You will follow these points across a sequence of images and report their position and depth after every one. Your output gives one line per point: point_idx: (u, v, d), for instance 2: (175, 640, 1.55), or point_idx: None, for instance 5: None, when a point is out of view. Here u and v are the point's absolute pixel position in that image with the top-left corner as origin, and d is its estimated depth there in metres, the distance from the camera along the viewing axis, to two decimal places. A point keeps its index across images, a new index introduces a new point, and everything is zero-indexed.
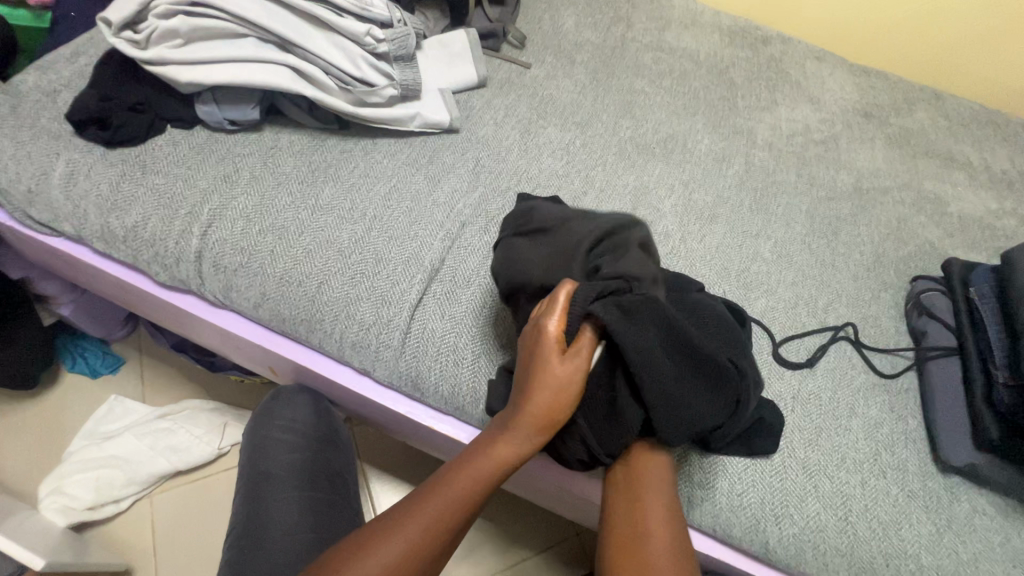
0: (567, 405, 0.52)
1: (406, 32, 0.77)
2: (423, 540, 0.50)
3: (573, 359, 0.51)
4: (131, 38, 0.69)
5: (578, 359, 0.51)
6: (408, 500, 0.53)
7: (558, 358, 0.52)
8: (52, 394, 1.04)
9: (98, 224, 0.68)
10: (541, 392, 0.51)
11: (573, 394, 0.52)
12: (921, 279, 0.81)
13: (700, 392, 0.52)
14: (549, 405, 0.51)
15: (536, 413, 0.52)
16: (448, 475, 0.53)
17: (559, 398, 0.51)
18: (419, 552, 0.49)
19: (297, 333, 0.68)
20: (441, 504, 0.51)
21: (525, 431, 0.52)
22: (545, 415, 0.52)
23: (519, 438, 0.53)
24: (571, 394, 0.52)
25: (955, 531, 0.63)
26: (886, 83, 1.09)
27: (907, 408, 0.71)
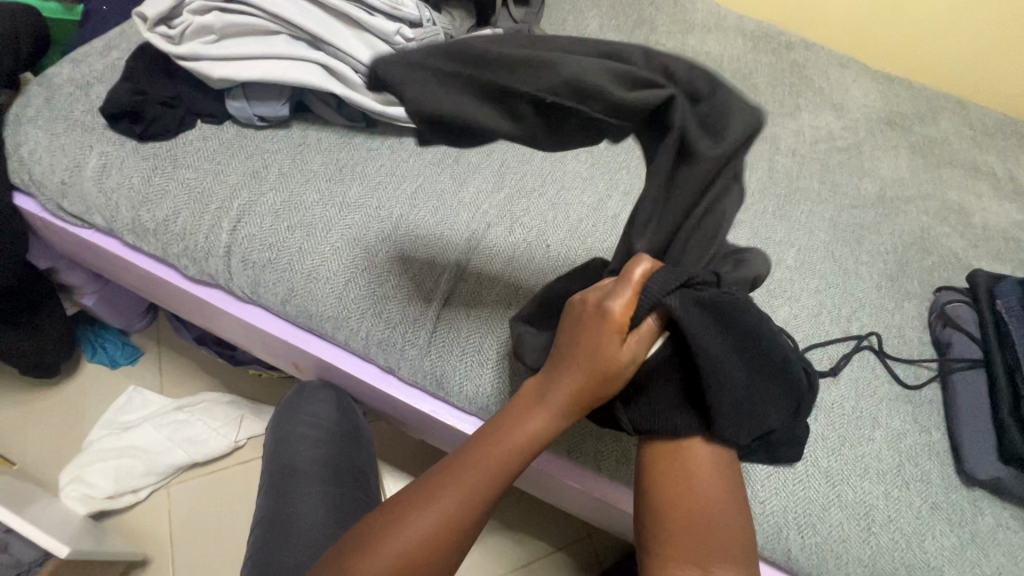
0: (615, 390, 0.48)
1: (435, 32, 0.77)
2: (448, 526, 0.47)
3: (633, 346, 0.47)
4: (166, 34, 0.69)
5: (637, 348, 0.47)
6: (441, 470, 0.49)
7: (614, 339, 0.46)
8: (73, 383, 1.05)
9: (129, 218, 0.69)
10: (585, 372, 0.47)
11: (624, 379, 0.48)
12: (944, 289, 0.80)
13: (769, 400, 0.48)
14: (591, 387, 0.47)
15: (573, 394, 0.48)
16: (472, 454, 0.49)
17: (604, 381, 0.47)
18: (456, 531, 0.47)
19: (323, 329, 0.68)
20: (466, 488, 0.48)
21: (560, 410, 0.48)
22: (584, 395, 0.47)
23: (552, 416, 0.49)
24: (622, 378, 0.47)
25: (978, 544, 0.62)
26: (910, 91, 1.08)
27: (930, 419, 0.70)
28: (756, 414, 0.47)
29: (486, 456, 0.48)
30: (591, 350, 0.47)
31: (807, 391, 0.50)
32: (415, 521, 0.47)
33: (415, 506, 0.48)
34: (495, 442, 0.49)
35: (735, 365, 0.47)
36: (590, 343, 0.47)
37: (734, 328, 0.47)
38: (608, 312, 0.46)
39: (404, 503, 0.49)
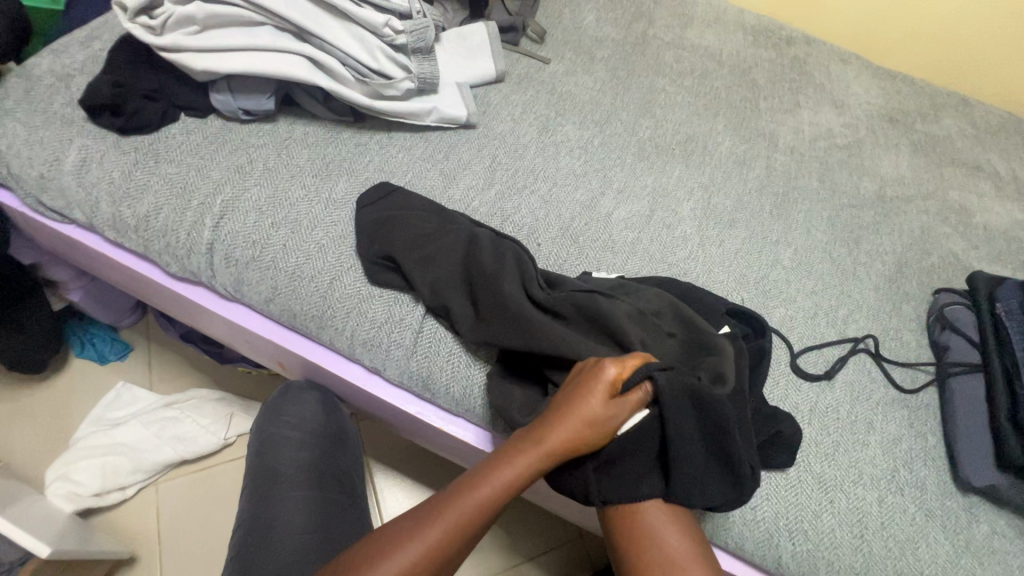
0: (598, 442, 0.52)
1: (426, 23, 0.75)
2: (428, 560, 0.49)
3: (618, 406, 0.51)
4: (147, 24, 0.67)
5: (621, 409, 0.52)
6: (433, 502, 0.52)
7: (603, 400, 0.51)
8: (61, 379, 1.04)
9: (110, 213, 0.67)
10: (575, 424, 0.51)
11: (606, 433, 0.52)
12: (943, 291, 0.79)
13: (713, 482, 0.54)
14: (573, 439, 0.51)
15: (558, 445, 0.51)
16: (460, 492, 0.51)
17: (588, 434, 0.51)
18: (438, 558, 0.49)
19: (308, 329, 0.67)
20: (454, 519, 0.50)
21: (546, 456, 0.51)
22: (568, 446, 0.51)
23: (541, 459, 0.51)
24: (605, 432, 0.52)
25: (973, 552, 0.61)
26: (912, 88, 1.06)
27: (926, 424, 0.69)
28: (701, 485, 0.54)
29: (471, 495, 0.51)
30: (581, 404, 0.51)
31: (754, 482, 0.55)
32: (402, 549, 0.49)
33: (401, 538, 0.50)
34: (481, 481, 0.51)
35: (692, 447, 0.53)
36: (579, 400, 0.51)
37: (707, 415, 0.53)
38: (602, 375, 0.52)
39: (389, 539, 0.50)
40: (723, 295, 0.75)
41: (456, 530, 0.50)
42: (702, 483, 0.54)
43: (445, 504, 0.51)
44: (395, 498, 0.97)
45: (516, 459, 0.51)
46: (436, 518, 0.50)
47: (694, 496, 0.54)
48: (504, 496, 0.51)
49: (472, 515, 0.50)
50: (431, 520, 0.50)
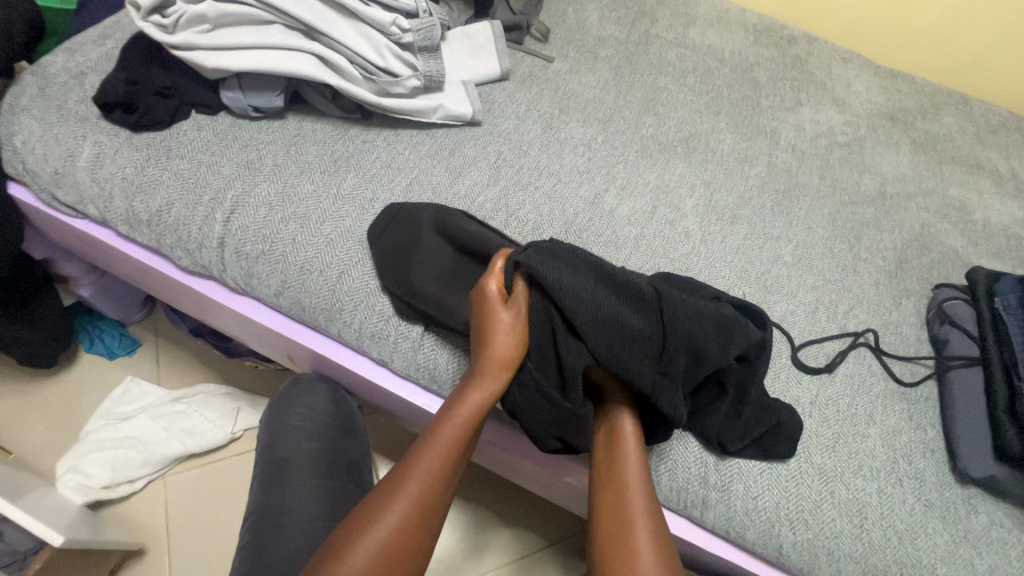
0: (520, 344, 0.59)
1: (431, 23, 0.76)
2: (418, 512, 0.52)
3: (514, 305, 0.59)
4: (160, 23, 0.69)
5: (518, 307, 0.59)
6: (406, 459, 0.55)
7: (499, 307, 0.59)
8: (70, 374, 1.05)
9: (123, 208, 0.69)
10: (494, 337, 0.58)
11: (521, 335, 0.59)
12: (942, 286, 0.80)
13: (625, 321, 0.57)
14: (500, 350, 0.58)
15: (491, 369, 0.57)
16: (424, 446, 0.55)
17: (508, 343, 0.58)
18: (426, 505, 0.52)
19: (317, 322, 0.68)
20: (430, 466, 0.54)
21: (486, 380, 0.57)
22: (499, 366, 0.57)
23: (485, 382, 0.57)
24: (520, 333, 0.59)
25: (972, 542, 0.62)
26: (913, 86, 1.07)
27: (926, 417, 0.70)
28: (613, 325, 0.57)
29: (432, 443, 0.54)
30: (490, 318, 0.59)
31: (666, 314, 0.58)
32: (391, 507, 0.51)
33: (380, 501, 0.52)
34: (440, 424, 0.56)
35: (609, 322, 0.57)
36: (486, 319, 0.59)
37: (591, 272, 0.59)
38: (489, 290, 0.60)
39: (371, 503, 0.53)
40: (725, 290, 0.76)
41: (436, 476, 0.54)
42: (632, 356, 0.57)
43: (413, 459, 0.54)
44: None
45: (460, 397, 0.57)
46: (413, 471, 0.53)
47: (610, 339, 0.57)
48: (463, 434, 0.56)
49: (441, 461, 0.54)
50: (407, 474, 0.53)
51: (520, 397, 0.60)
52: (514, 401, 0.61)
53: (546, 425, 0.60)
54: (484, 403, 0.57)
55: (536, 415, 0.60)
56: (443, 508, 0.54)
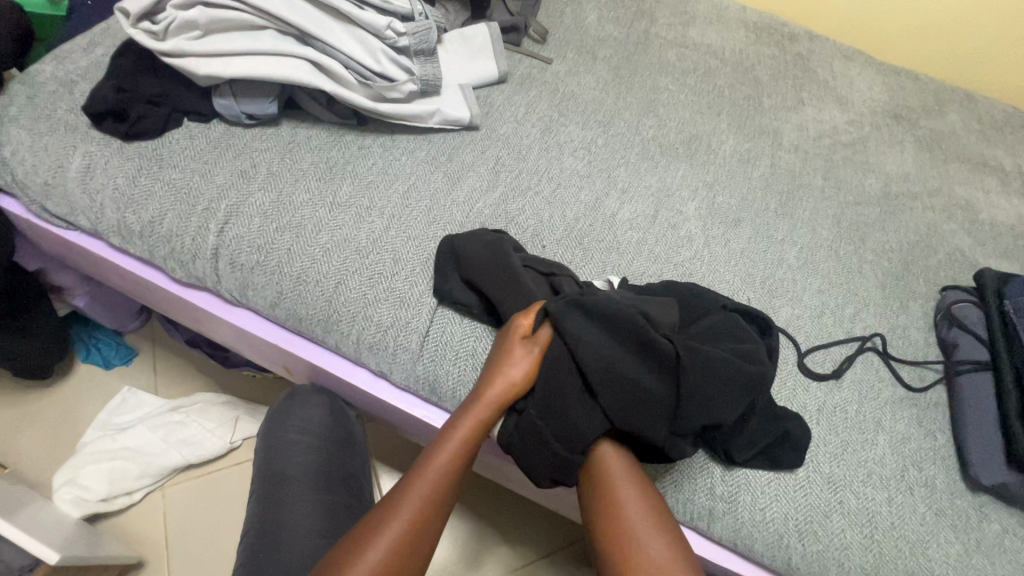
0: (524, 385, 0.57)
1: (427, 25, 0.75)
2: (401, 552, 0.50)
3: (531, 346, 0.58)
4: (149, 30, 0.67)
5: (536, 349, 0.58)
6: (393, 495, 0.54)
7: (521, 343, 0.59)
8: (66, 385, 1.04)
9: (115, 219, 0.67)
10: (499, 377, 0.57)
11: (528, 377, 0.57)
12: (950, 289, 0.78)
13: (646, 382, 0.57)
14: (505, 390, 0.56)
15: (499, 395, 0.56)
16: (421, 466, 0.55)
17: (512, 383, 0.57)
18: (409, 546, 0.51)
19: (314, 333, 0.67)
20: (414, 505, 0.52)
21: (480, 416, 0.56)
22: (510, 394, 0.57)
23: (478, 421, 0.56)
24: (528, 374, 0.57)
25: (984, 551, 0.61)
26: (916, 84, 1.06)
27: (935, 422, 0.69)
28: (633, 388, 0.56)
29: (429, 464, 0.54)
30: (501, 357, 0.59)
31: (692, 376, 0.56)
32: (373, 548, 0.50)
33: (365, 539, 0.50)
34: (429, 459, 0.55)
35: (627, 378, 0.56)
36: (506, 352, 0.58)
37: (612, 328, 0.58)
38: (515, 329, 0.60)
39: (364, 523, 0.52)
40: (728, 295, 0.74)
41: (421, 513, 0.53)
42: (647, 414, 0.56)
43: (409, 478, 0.54)
44: None
45: (461, 419, 0.57)
46: (399, 508, 0.52)
47: (627, 405, 0.56)
48: (461, 455, 0.55)
49: (438, 482, 0.54)
50: (391, 514, 0.52)
51: (522, 445, 0.58)
52: (513, 445, 0.58)
53: (541, 470, 0.57)
54: (487, 425, 0.56)
55: (535, 461, 0.57)
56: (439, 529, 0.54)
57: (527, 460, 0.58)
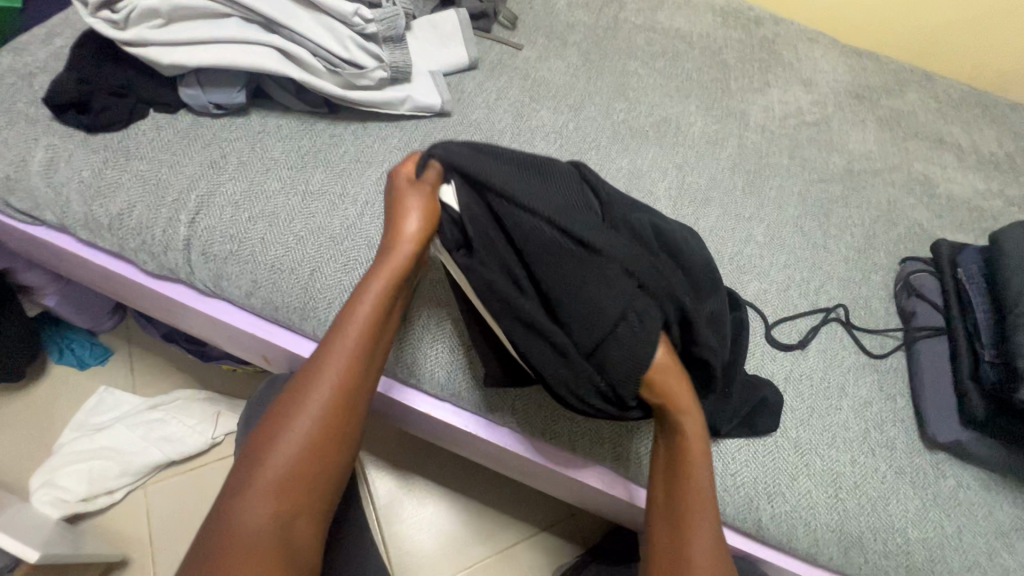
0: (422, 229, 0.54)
1: (394, 12, 0.76)
2: (325, 415, 0.52)
3: (419, 189, 0.55)
4: (109, 19, 0.66)
5: (422, 191, 0.55)
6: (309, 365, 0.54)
7: (408, 190, 0.55)
8: (40, 386, 1.02)
9: (82, 213, 0.67)
10: (391, 228, 0.54)
11: (426, 219, 0.54)
12: (910, 259, 0.81)
13: (575, 208, 0.55)
14: (405, 241, 0.54)
15: (393, 270, 0.54)
16: (332, 334, 0.54)
17: (410, 231, 0.54)
18: (333, 410, 0.52)
19: (291, 321, 0.67)
20: (331, 373, 0.53)
21: (385, 276, 0.54)
22: (399, 266, 0.54)
23: (380, 281, 0.54)
24: (426, 218, 0.54)
25: (940, 505, 0.64)
26: (877, 64, 1.09)
27: (895, 387, 0.72)
28: (570, 210, 0.54)
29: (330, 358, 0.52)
30: (392, 206, 0.55)
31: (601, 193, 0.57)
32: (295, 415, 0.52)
33: (288, 412, 0.52)
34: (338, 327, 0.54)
35: (563, 204, 0.54)
36: (398, 204, 0.55)
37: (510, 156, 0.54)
38: (398, 176, 0.56)
39: (275, 419, 0.52)
40: None
41: (337, 380, 0.53)
42: (604, 236, 0.53)
43: (315, 373, 0.53)
44: (387, 488, 1.04)
45: (359, 303, 0.54)
46: (316, 376, 0.53)
47: (582, 229, 0.53)
48: (371, 322, 0.54)
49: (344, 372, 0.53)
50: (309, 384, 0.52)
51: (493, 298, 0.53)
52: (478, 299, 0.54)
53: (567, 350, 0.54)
54: (387, 303, 0.54)
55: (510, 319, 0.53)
56: (362, 413, 0.55)
57: (536, 338, 0.54)
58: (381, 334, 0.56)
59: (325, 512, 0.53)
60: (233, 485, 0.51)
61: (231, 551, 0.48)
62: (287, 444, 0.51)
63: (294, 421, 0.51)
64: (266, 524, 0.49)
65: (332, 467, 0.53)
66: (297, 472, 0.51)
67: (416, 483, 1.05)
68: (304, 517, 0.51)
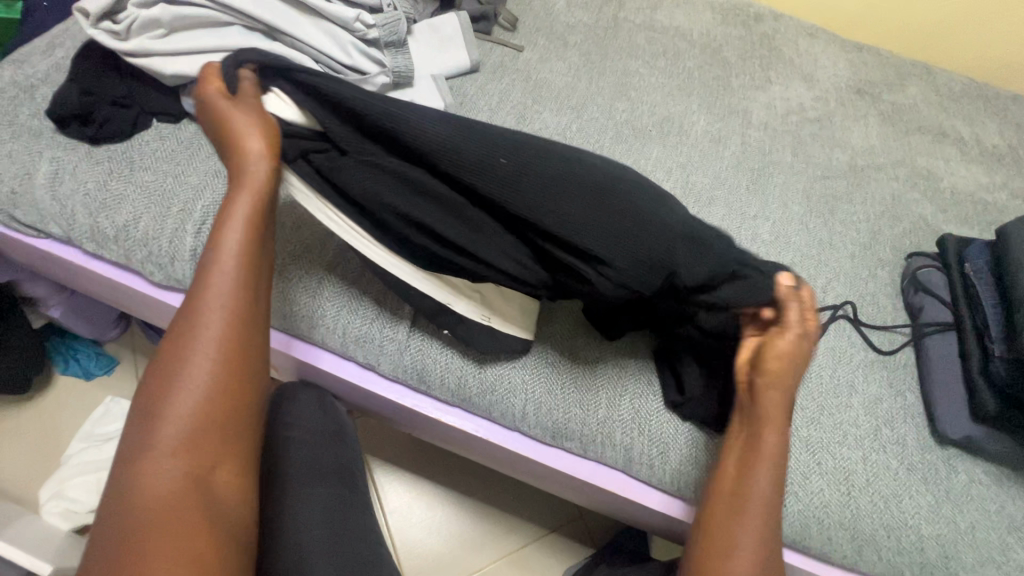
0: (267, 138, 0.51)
1: (395, 17, 0.76)
2: (221, 354, 0.50)
3: (247, 101, 0.51)
4: (111, 29, 0.66)
5: (250, 103, 0.52)
6: (187, 311, 0.50)
7: (234, 105, 0.52)
8: (47, 397, 1.02)
9: (87, 225, 0.66)
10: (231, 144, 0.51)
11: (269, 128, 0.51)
12: (915, 255, 0.81)
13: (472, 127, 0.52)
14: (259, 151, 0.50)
15: (253, 190, 0.51)
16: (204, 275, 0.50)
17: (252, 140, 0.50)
18: (230, 346, 0.50)
19: (299, 329, 0.68)
20: (217, 311, 0.50)
21: (248, 198, 0.51)
22: (258, 188, 0.51)
23: (241, 207, 0.51)
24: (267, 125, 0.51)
25: (954, 501, 0.64)
26: (878, 59, 1.09)
27: (904, 383, 0.72)
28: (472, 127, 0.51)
29: (207, 303, 0.49)
30: (222, 124, 0.51)
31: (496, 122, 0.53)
32: (186, 362, 0.48)
33: (175, 363, 0.48)
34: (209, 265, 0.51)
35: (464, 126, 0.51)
36: (225, 122, 0.51)
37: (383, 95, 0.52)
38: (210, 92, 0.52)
39: (158, 381, 0.48)
40: None
41: (227, 317, 0.50)
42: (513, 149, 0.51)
43: (194, 324, 0.49)
44: (396, 492, 1.04)
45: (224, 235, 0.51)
46: (198, 320, 0.50)
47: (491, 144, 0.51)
48: (247, 250, 0.51)
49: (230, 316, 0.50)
50: (193, 331, 0.49)
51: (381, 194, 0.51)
52: (367, 204, 0.52)
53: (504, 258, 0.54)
54: (259, 236, 0.52)
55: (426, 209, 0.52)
56: (259, 356, 0.53)
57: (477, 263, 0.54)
58: (260, 272, 0.53)
59: (245, 461, 0.51)
60: (125, 458, 0.46)
61: (141, 517, 0.44)
62: (182, 399, 0.47)
63: (186, 368, 0.48)
64: (180, 485, 0.46)
65: (240, 412, 0.50)
66: (200, 425, 0.48)
67: (425, 487, 1.05)
68: (221, 468, 0.49)
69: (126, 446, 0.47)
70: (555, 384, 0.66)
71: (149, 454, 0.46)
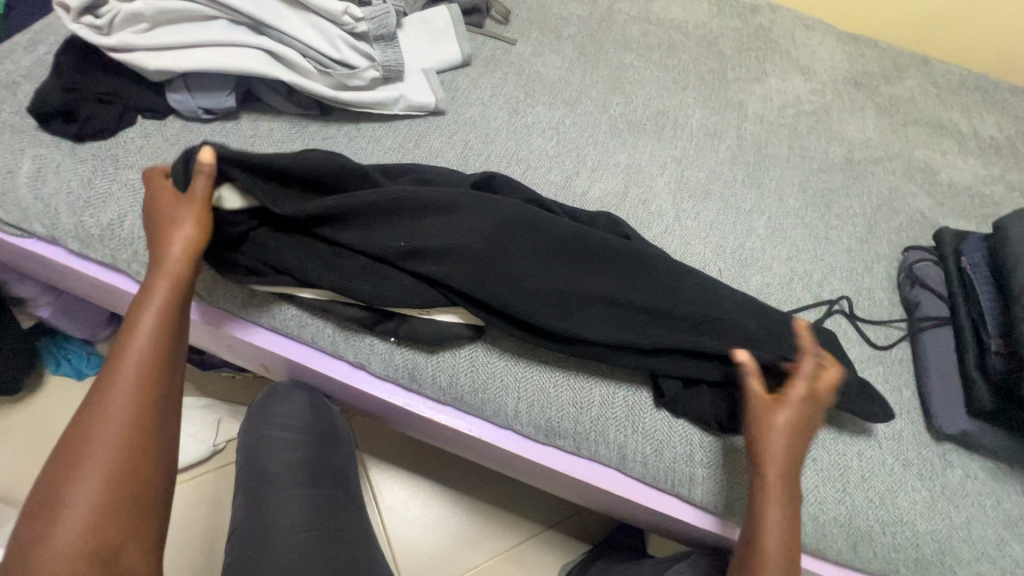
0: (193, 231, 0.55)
1: (385, 9, 0.74)
2: (129, 431, 0.50)
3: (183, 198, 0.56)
4: (93, 24, 0.65)
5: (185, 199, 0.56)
6: (96, 390, 0.51)
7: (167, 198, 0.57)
8: (38, 397, 1.01)
9: (72, 224, 0.65)
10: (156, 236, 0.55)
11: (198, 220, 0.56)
12: (912, 248, 0.80)
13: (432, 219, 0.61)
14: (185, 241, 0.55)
15: (169, 275, 0.54)
16: (116, 353, 0.52)
17: (178, 230, 0.54)
18: (140, 422, 0.50)
19: (289, 328, 0.68)
20: (127, 389, 0.51)
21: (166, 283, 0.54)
22: (174, 274, 0.54)
23: (159, 291, 0.54)
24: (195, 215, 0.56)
25: (949, 496, 0.64)
26: (875, 50, 1.08)
27: (900, 378, 0.71)
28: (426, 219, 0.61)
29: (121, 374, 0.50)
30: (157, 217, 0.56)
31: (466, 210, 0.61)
32: (91, 442, 0.48)
33: (80, 443, 0.48)
34: (123, 345, 0.52)
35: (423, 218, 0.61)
36: (160, 214, 0.56)
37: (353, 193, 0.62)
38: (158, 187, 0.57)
39: (62, 460, 0.48)
40: (700, 267, 0.76)
41: (137, 393, 0.51)
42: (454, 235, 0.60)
43: (101, 405, 0.50)
44: (391, 490, 1.04)
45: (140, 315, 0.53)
46: (106, 398, 0.50)
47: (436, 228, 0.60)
48: (161, 328, 0.53)
49: (138, 390, 0.51)
50: (99, 410, 0.50)
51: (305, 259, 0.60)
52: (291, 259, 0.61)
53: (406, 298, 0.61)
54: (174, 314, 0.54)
55: (337, 263, 0.61)
56: (172, 427, 0.53)
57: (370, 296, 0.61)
58: (176, 344, 0.55)
59: (154, 542, 0.50)
60: (23, 547, 0.45)
61: None
62: (85, 471, 0.47)
63: (92, 446, 0.48)
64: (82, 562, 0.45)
65: (147, 488, 0.50)
66: (107, 499, 0.47)
67: (420, 485, 1.05)
68: (127, 549, 0.48)
69: (25, 529, 0.47)
70: (548, 382, 0.65)
71: (49, 541, 0.45)
